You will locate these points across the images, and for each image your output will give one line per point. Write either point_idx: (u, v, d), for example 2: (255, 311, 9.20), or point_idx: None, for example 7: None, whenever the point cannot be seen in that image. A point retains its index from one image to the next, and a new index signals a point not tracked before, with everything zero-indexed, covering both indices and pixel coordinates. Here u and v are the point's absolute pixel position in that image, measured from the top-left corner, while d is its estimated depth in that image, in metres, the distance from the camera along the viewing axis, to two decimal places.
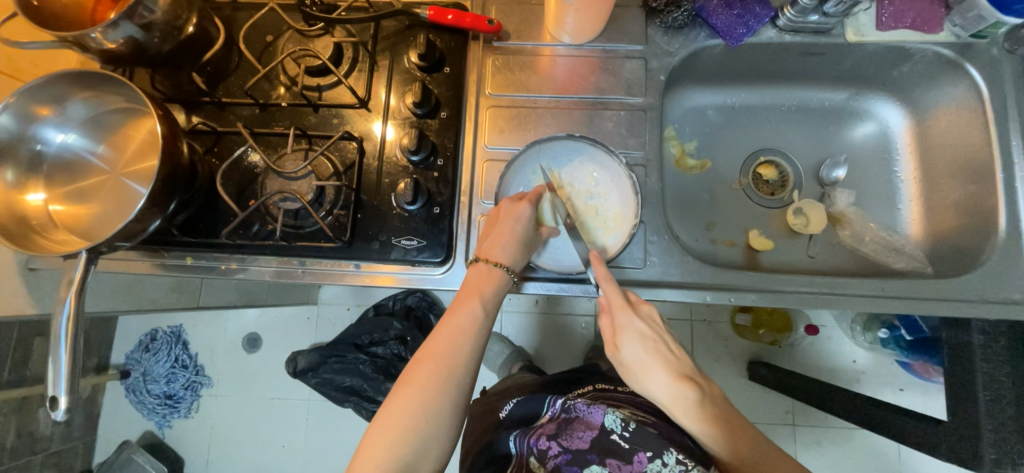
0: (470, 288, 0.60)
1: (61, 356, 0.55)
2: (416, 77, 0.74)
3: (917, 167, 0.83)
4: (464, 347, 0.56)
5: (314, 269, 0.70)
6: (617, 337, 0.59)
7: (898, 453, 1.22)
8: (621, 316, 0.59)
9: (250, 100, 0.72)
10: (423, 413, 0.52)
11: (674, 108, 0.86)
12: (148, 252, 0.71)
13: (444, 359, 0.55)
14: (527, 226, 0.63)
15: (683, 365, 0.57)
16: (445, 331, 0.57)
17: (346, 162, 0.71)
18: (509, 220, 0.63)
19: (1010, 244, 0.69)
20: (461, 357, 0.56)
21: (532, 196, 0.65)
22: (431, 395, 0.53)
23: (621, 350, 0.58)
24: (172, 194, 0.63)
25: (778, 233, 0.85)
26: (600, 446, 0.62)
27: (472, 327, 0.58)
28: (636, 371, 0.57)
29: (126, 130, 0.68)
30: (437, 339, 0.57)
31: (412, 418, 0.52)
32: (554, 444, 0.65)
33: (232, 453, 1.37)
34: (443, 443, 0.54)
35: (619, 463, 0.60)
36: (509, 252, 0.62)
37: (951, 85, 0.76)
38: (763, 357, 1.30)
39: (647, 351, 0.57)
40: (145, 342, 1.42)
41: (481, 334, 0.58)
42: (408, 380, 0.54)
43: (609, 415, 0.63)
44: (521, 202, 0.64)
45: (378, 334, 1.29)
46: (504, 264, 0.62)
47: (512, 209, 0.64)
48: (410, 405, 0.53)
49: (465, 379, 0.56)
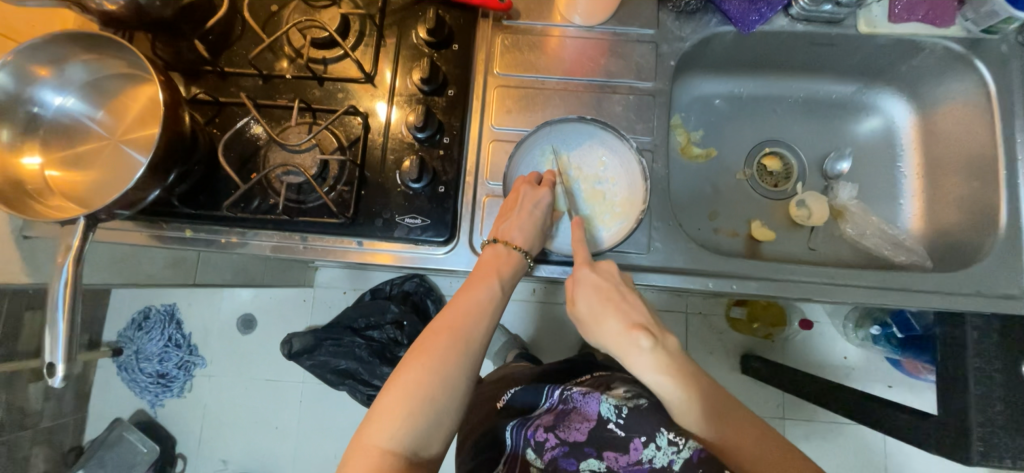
0: (483, 266, 0.61)
1: (57, 324, 0.54)
2: (424, 53, 0.73)
3: (920, 163, 0.83)
4: (479, 322, 0.56)
5: (316, 245, 0.69)
6: (573, 294, 0.62)
7: (885, 448, 1.24)
8: (576, 270, 0.62)
9: (254, 71, 0.71)
10: (438, 385, 0.52)
11: (682, 95, 0.86)
12: (146, 223, 0.70)
13: (460, 332, 0.55)
14: (545, 212, 0.64)
15: (637, 312, 0.59)
16: (462, 305, 0.57)
17: (351, 137, 0.70)
18: (529, 205, 0.63)
19: (1010, 240, 0.70)
20: (478, 331, 0.56)
21: (550, 181, 0.66)
22: (445, 367, 0.53)
23: (576, 304, 0.61)
24: (173, 162, 0.62)
25: (779, 225, 0.85)
26: (597, 438, 0.62)
27: (488, 304, 0.58)
28: (591, 324, 0.60)
29: (126, 95, 0.67)
30: (453, 313, 0.57)
31: (427, 389, 0.52)
32: (551, 437, 0.65)
33: (225, 433, 1.37)
34: (455, 415, 0.53)
35: (616, 454, 0.61)
36: (528, 236, 0.63)
37: (959, 80, 0.76)
38: (756, 351, 1.31)
39: (599, 301, 0.59)
40: (138, 319, 1.40)
41: (496, 311, 0.58)
42: (423, 351, 0.54)
43: (604, 403, 0.63)
44: (540, 187, 0.65)
45: (375, 317, 1.30)
46: (521, 246, 0.62)
47: (532, 195, 0.64)
48: (424, 375, 0.52)
49: (480, 355, 0.55)
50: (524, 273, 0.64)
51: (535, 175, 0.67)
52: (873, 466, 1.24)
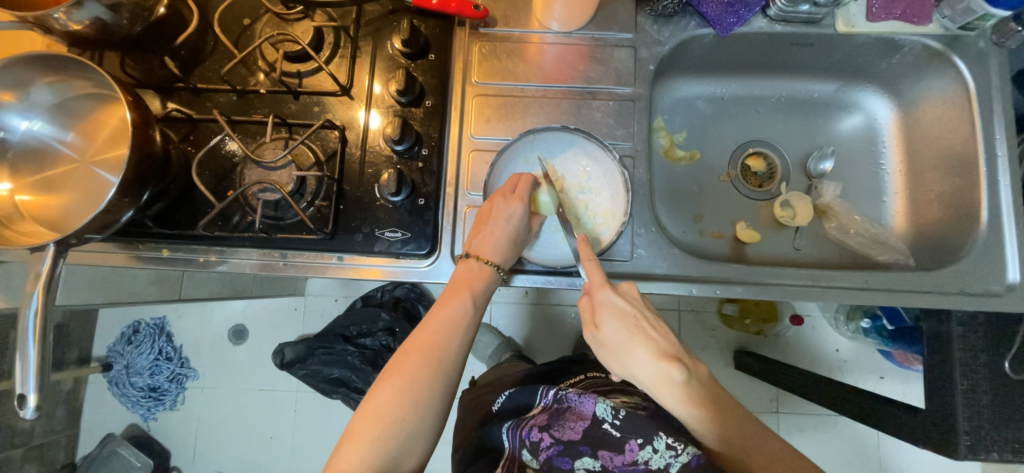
0: (459, 282, 0.61)
1: (29, 354, 0.53)
2: (400, 64, 0.72)
3: (902, 159, 0.83)
4: (452, 340, 0.56)
5: (296, 262, 0.68)
6: (597, 317, 0.59)
7: (878, 439, 1.25)
8: (597, 295, 0.59)
9: (227, 87, 0.69)
10: (410, 406, 0.52)
11: (664, 98, 0.85)
12: (123, 244, 0.68)
13: (433, 352, 0.55)
14: (518, 225, 0.63)
15: (668, 341, 0.57)
16: (434, 324, 0.57)
17: (328, 151, 0.69)
18: (501, 220, 0.62)
19: (991, 237, 0.70)
20: (451, 349, 0.56)
21: (524, 192, 0.64)
22: (418, 388, 0.53)
23: (601, 329, 0.59)
24: (145, 183, 0.61)
25: (764, 225, 0.84)
26: (591, 437, 0.63)
27: (460, 322, 0.58)
28: (618, 350, 0.58)
29: (97, 116, 0.66)
30: (426, 331, 0.57)
31: (398, 410, 0.52)
32: (546, 436, 0.66)
33: (220, 445, 1.36)
34: (429, 435, 0.53)
35: (611, 454, 0.61)
36: (499, 250, 0.63)
37: (938, 78, 0.76)
38: (749, 346, 1.31)
39: (627, 328, 0.57)
40: (127, 334, 1.39)
41: (470, 328, 0.58)
42: (396, 371, 0.54)
43: (599, 403, 0.64)
44: (513, 200, 0.63)
45: (366, 325, 1.28)
46: (493, 261, 0.62)
47: (504, 208, 0.63)
48: (397, 397, 0.52)
49: (454, 373, 0.56)
50: (497, 286, 0.64)
51: (510, 184, 0.65)
52: (866, 457, 1.24)
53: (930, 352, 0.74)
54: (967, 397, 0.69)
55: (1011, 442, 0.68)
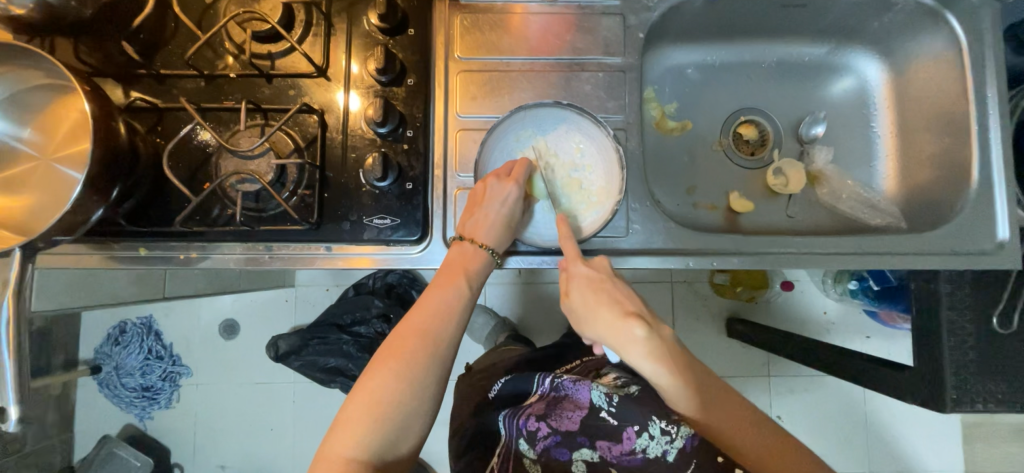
0: (454, 265, 0.59)
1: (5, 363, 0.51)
2: (378, 41, 0.68)
3: (894, 121, 0.82)
4: (447, 324, 0.55)
5: (282, 254, 0.66)
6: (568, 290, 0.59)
7: (864, 396, 1.29)
8: (568, 266, 0.59)
9: (194, 72, 0.65)
10: (406, 389, 0.51)
11: (653, 67, 0.83)
12: (97, 245, 0.65)
13: (428, 335, 0.54)
14: (512, 207, 0.61)
15: (635, 304, 0.57)
16: (428, 307, 0.56)
17: (308, 137, 0.65)
18: (494, 202, 0.60)
19: (982, 196, 0.70)
20: (447, 331, 0.55)
21: (520, 175, 0.62)
22: (413, 372, 0.52)
23: (569, 298, 0.58)
24: (112, 178, 0.57)
25: (758, 194, 0.84)
26: (588, 428, 0.64)
27: (456, 305, 0.56)
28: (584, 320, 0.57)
29: (54, 109, 0.61)
30: (420, 315, 0.55)
31: (394, 394, 0.51)
32: (543, 426, 0.66)
33: (219, 440, 1.36)
34: (425, 419, 0.52)
35: (608, 444, 0.63)
36: (494, 233, 0.61)
37: (930, 36, 0.75)
38: (740, 313, 1.33)
39: (591, 295, 0.57)
40: (114, 335, 1.35)
41: (466, 310, 0.57)
42: (391, 354, 0.53)
43: (594, 391, 0.62)
44: (509, 182, 0.61)
45: (360, 312, 1.26)
46: (488, 245, 0.61)
47: (499, 190, 0.61)
48: (391, 381, 0.51)
49: (450, 357, 0.54)
50: (491, 270, 0.62)
51: (504, 167, 0.63)
52: (853, 414, 1.29)
53: (919, 311, 0.76)
54: (954, 352, 0.71)
55: (994, 392, 0.70)
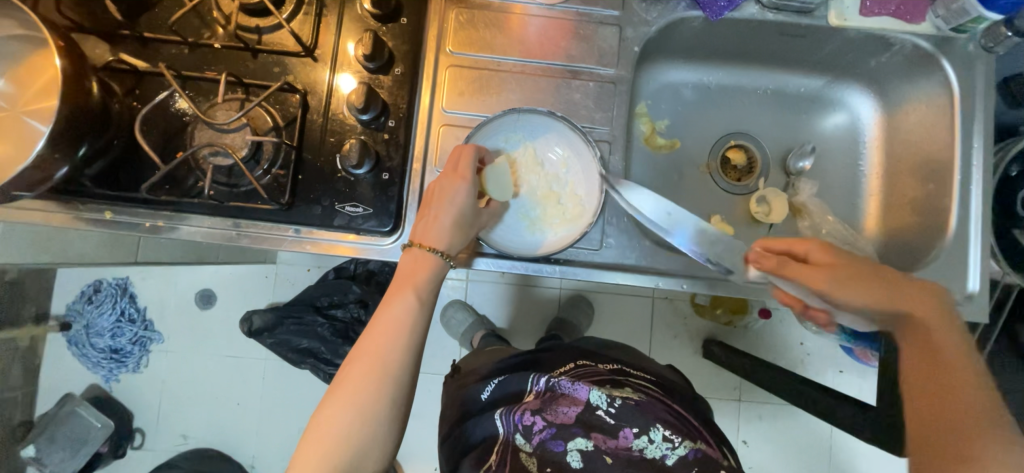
0: (408, 278, 0.58)
1: None
2: (369, 26, 0.67)
3: (880, 162, 0.82)
4: (400, 342, 0.54)
5: (251, 232, 0.65)
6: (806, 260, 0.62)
7: (831, 430, 1.29)
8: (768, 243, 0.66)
9: (178, 38, 0.64)
10: (362, 417, 0.51)
11: (649, 82, 0.82)
12: (63, 203, 0.64)
13: (381, 356, 0.53)
14: (463, 206, 0.60)
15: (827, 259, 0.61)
16: (382, 327, 0.55)
17: (288, 117, 0.64)
18: (446, 202, 0.59)
19: (957, 245, 0.70)
20: (397, 350, 0.54)
21: (467, 169, 0.60)
22: (367, 398, 0.51)
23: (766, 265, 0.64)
24: (79, 138, 0.56)
25: (739, 220, 0.83)
26: (585, 421, 0.65)
27: (406, 320, 0.55)
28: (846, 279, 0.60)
29: (29, 61, 0.60)
30: (373, 336, 0.55)
31: (348, 423, 0.50)
32: (540, 419, 0.66)
33: (184, 409, 1.34)
34: (385, 444, 0.52)
35: (605, 438, 0.65)
36: (445, 234, 0.59)
37: (924, 81, 0.75)
38: (718, 336, 1.33)
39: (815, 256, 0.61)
40: (88, 293, 1.33)
41: (419, 324, 0.56)
42: (344, 382, 0.52)
43: (594, 391, 0.66)
44: (456, 179, 0.60)
45: (337, 296, 1.26)
46: (437, 247, 0.59)
47: (447, 189, 0.60)
48: (347, 410, 0.51)
49: (406, 375, 0.54)
50: (447, 272, 0.61)
51: (453, 162, 0.61)
52: (818, 447, 1.29)
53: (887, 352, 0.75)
54: None
55: None
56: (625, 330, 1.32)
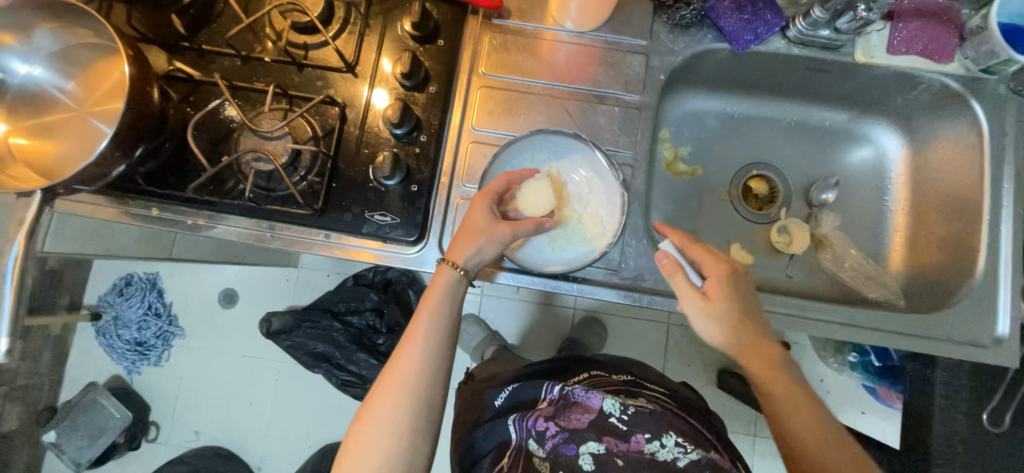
0: (433, 294, 0.61)
1: (5, 293, 0.54)
2: (408, 46, 0.71)
3: (906, 198, 0.82)
4: (420, 358, 0.57)
5: (283, 235, 0.68)
6: (709, 291, 0.59)
7: None
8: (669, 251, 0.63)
9: (232, 51, 0.69)
10: (387, 431, 0.55)
11: (673, 110, 0.84)
12: (115, 198, 0.68)
13: (403, 372, 0.57)
14: (489, 220, 0.62)
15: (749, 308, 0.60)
16: (406, 345, 0.59)
17: (327, 127, 0.68)
18: (473, 216, 0.62)
19: (985, 287, 0.69)
20: (419, 363, 0.57)
21: (495, 187, 0.63)
22: (390, 412, 0.55)
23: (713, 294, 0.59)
24: (137, 139, 0.61)
25: (759, 248, 0.83)
26: (597, 427, 0.66)
27: (429, 334, 0.59)
28: (732, 325, 0.58)
29: (97, 67, 0.65)
30: (399, 354, 0.59)
31: (375, 436, 0.55)
32: (553, 425, 0.68)
33: (199, 405, 1.38)
34: (410, 459, 0.55)
35: (616, 442, 0.65)
36: (471, 247, 0.60)
37: (952, 120, 0.75)
38: (733, 367, 1.30)
39: (737, 306, 0.58)
40: (119, 285, 1.39)
41: (440, 342, 0.59)
42: (373, 398, 0.57)
43: (607, 399, 0.67)
44: (483, 195, 0.63)
45: (355, 303, 1.29)
46: (461, 260, 0.60)
47: (475, 204, 0.62)
48: (373, 423, 0.55)
49: (425, 391, 0.57)
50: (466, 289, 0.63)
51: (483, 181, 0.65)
52: None
53: None
54: None
55: None
56: (638, 355, 1.31)
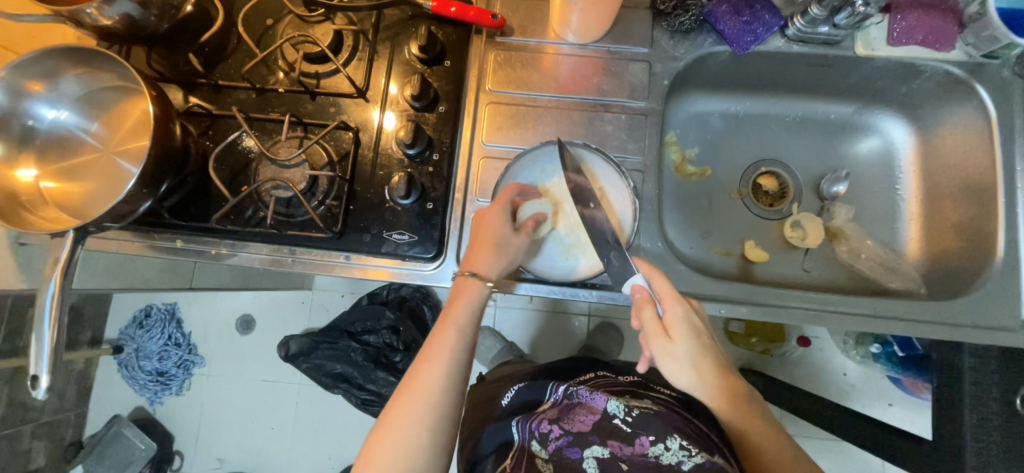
0: (457, 304, 0.61)
1: (44, 335, 0.55)
2: (416, 69, 0.73)
3: (918, 186, 0.81)
4: (445, 369, 0.57)
5: (304, 259, 0.70)
6: (671, 329, 0.57)
7: (882, 468, 1.22)
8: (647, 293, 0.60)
9: (247, 84, 0.71)
10: (408, 439, 0.53)
11: (678, 113, 0.85)
12: (140, 233, 0.70)
13: (428, 382, 0.56)
14: (504, 230, 0.64)
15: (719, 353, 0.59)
16: (431, 354, 0.58)
17: (341, 152, 0.70)
18: (489, 225, 0.64)
19: (1007, 270, 0.68)
20: (443, 372, 0.57)
21: (507, 198, 0.65)
22: (413, 421, 0.54)
23: (676, 336, 0.57)
24: (161, 174, 0.63)
25: (774, 245, 0.83)
26: (601, 428, 0.61)
27: (454, 349, 0.58)
28: (690, 364, 0.57)
29: (120, 108, 0.68)
30: (421, 363, 0.57)
31: (396, 446, 0.53)
32: (556, 427, 0.63)
33: (222, 432, 1.38)
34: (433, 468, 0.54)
35: (620, 444, 0.58)
36: (490, 259, 0.62)
37: (958, 106, 0.75)
38: (754, 365, 1.29)
39: (700, 345, 0.57)
40: (139, 317, 1.42)
41: (465, 351, 0.59)
42: (393, 406, 0.55)
43: (611, 401, 0.64)
44: (495, 206, 0.65)
45: (371, 322, 1.30)
46: (483, 273, 0.62)
47: (489, 215, 0.64)
48: (396, 433, 0.53)
49: (451, 400, 0.56)
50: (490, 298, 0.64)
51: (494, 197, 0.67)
52: None
53: None
54: None
55: None
56: None
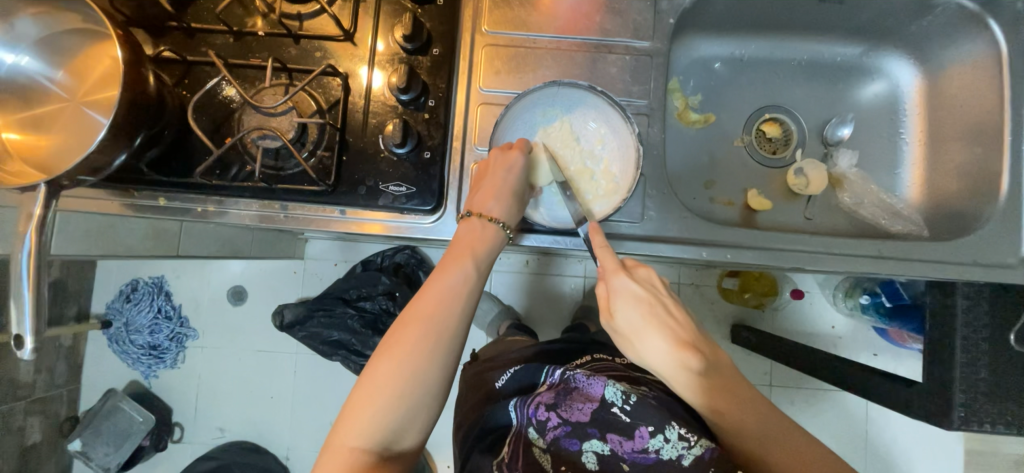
0: (466, 243, 0.59)
1: (24, 297, 0.52)
2: (406, 8, 0.68)
3: (923, 128, 0.81)
4: (452, 309, 0.54)
5: (297, 214, 0.67)
6: (610, 303, 0.54)
7: (866, 413, 1.27)
8: (608, 278, 0.54)
9: (224, 27, 0.66)
10: (410, 377, 0.51)
11: (681, 58, 0.82)
12: (118, 190, 0.66)
13: (432, 321, 0.53)
14: (519, 176, 0.61)
15: (680, 328, 0.51)
16: (434, 292, 0.55)
17: (330, 100, 0.66)
18: (500, 171, 0.61)
19: (1010, 209, 0.69)
20: (450, 311, 0.54)
21: (523, 144, 0.63)
22: (415, 360, 0.51)
23: (615, 315, 0.53)
24: (137, 124, 0.58)
25: (776, 195, 0.82)
26: (599, 420, 0.58)
27: (462, 287, 0.55)
28: (631, 339, 0.52)
29: (85, 54, 0.62)
30: (425, 301, 0.54)
31: (396, 382, 0.51)
32: (553, 416, 0.60)
33: (220, 403, 1.38)
34: (433, 407, 0.53)
35: (620, 438, 0.57)
36: (502, 206, 0.61)
37: (969, 42, 0.73)
38: (746, 320, 1.31)
39: (642, 317, 0.52)
40: (126, 292, 1.37)
41: (473, 293, 0.56)
42: (392, 343, 0.52)
43: (609, 387, 0.59)
44: (512, 152, 0.62)
45: (366, 288, 1.26)
46: (497, 219, 0.60)
47: (503, 160, 0.61)
48: (396, 370, 0.51)
49: (458, 341, 0.54)
50: (503, 245, 0.62)
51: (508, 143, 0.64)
52: (853, 430, 1.27)
53: (932, 325, 0.73)
54: (966, 370, 0.69)
55: (1005, 414, 0.68)
56: None
